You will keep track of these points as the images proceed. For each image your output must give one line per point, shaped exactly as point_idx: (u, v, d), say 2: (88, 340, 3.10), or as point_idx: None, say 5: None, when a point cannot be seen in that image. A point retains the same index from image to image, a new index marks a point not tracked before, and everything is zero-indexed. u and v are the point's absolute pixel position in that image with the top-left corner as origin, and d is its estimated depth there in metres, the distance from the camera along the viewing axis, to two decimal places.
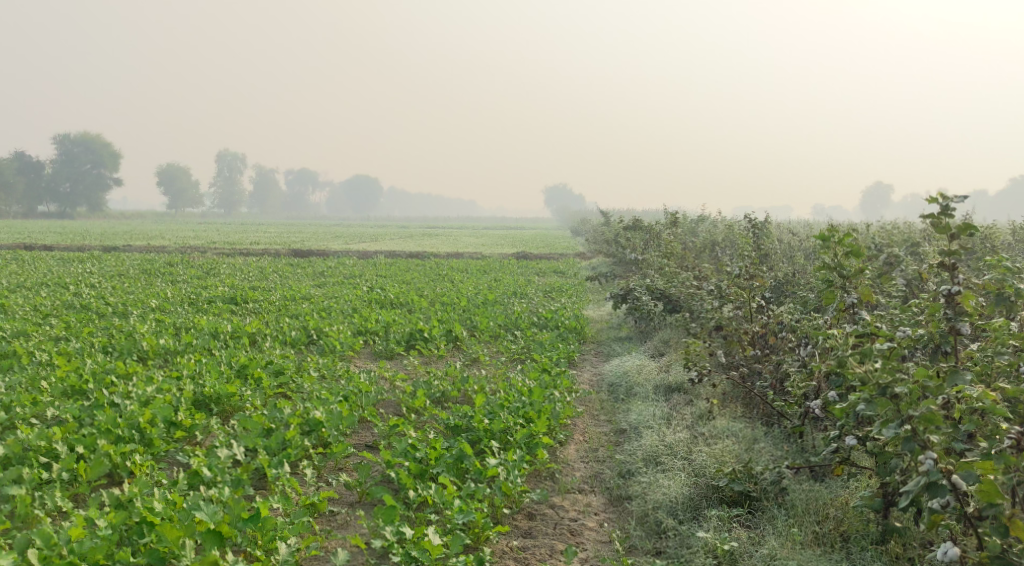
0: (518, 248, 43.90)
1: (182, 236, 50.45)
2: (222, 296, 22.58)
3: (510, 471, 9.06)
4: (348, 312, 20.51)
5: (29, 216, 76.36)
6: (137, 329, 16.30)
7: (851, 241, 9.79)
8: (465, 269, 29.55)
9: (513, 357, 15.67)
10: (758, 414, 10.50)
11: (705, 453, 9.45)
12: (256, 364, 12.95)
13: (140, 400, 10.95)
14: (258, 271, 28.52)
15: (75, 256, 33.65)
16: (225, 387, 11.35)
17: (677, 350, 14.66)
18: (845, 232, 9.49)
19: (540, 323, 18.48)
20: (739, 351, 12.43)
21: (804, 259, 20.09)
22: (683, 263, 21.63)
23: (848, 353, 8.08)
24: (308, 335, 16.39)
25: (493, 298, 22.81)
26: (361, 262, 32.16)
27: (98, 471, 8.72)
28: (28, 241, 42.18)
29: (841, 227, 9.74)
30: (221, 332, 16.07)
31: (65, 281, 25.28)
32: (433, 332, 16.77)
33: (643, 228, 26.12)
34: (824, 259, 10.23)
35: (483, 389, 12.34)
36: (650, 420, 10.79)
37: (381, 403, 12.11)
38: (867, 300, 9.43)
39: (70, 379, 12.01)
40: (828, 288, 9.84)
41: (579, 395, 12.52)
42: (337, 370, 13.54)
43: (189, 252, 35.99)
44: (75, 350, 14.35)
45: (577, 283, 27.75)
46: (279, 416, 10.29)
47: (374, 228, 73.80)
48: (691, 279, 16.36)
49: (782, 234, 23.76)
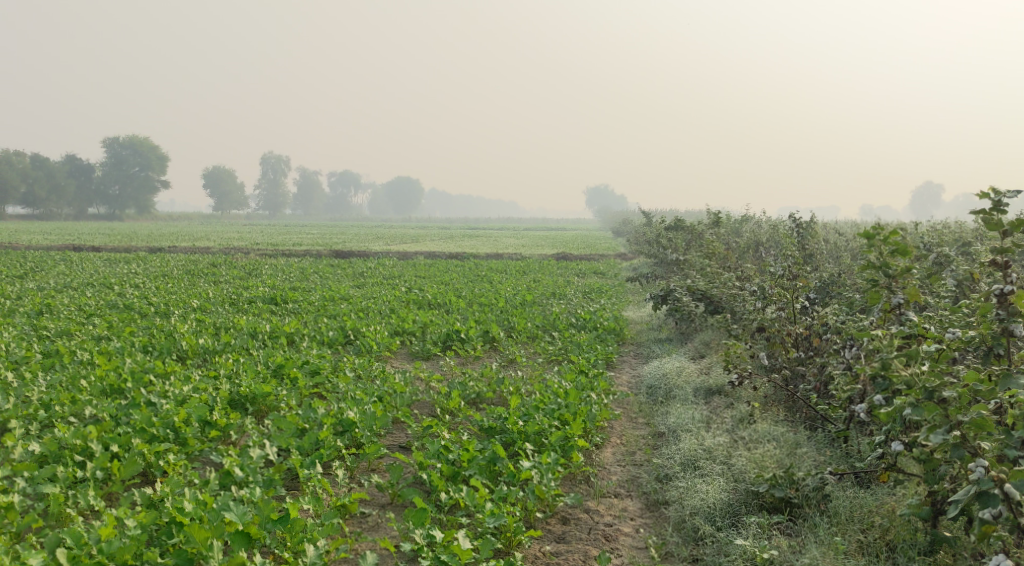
0: (558, 249, 44.03)
1: (224, 237, 51.28)
2: (262, 296, 22.71)
3: (544, 474, 8.88)
4: (386, 312, 20.52)
5: (81, 217, 78.99)
6: (177, 328, 16.40)
7: (897, 239, 9.48)
8: (505, 269, 29.48)
9: (550, 358, 15.53)
10: (800, 417, 10.23)
11: (745, 459, 9.20)
12: (292, 364, 12.96)
13: (176, 399, 10.98)
14: (299, 271, 28.70)
15: (121, 256, 34.16)
16: (260, 387, 11.33)
17: (718, 352, 14.41)
18: (892, 230, 9.20)
19: (578, 324, 18.31)
20: (781, 353, 12.17)
21: (849, 260, 19.69)
22: (724, 264, 21.35)
23: (892, 354, 7.70)
24: (345, 335, 16.38)
25: (532, 299, 22.70)
26: (401, 262, 32.24)
27: (132, 470, 8.70)
28: (77, 241, 43.97)
29: (888, 224, 9.44)
30: (260, 332, 16.12)
31: (110, 281, 25.65)
32: (470, 332, 16.68)
33: (684, 229, 25.83)
34: (870, 259, 9.92)
35: (518, 390, 12.24)
36: (689, 423, 10.56)
37: (417, 403, 12.04)
38: (915, 300, 9.10)
39: (109, 378, 12.08)
40: (873, 288, 9.55)
41: (616, 397, 12.34)
42: (373, 370, 13.51)
43: (232, 253, 36.44)
44: (115, 349, 14.47)
45: (617, 284, 27.57)
46: (313, 416, 10.24)
47: (415, 229, 74.28)
48: (732, 280, 16.12)
49: (828, 233, 23.31)
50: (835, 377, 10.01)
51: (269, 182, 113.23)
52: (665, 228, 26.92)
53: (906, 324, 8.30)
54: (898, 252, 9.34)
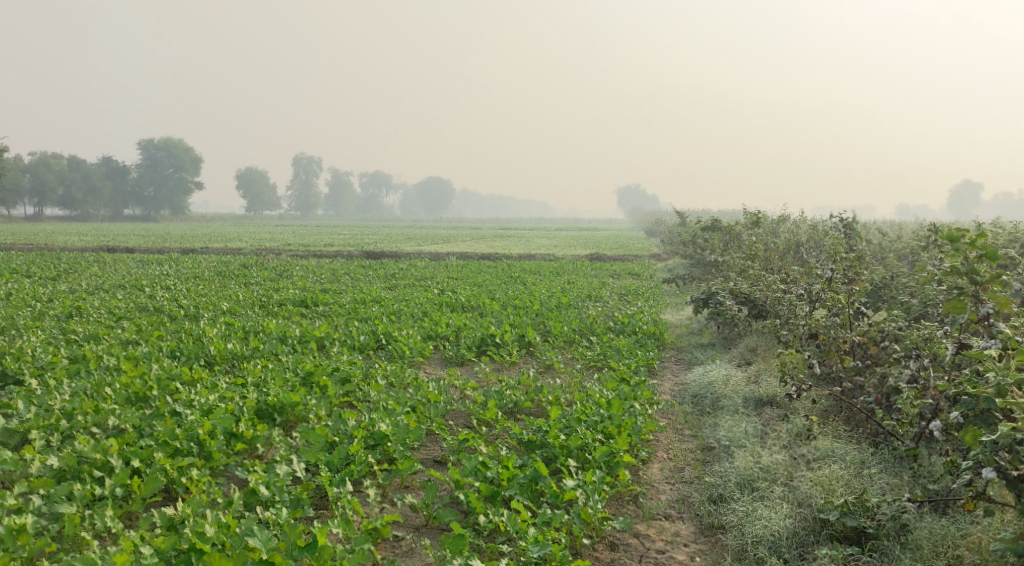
0: (591, 249, 43.48)
1: (258, 237, 51.34)
2: (293, 299, 22.29)
3: (589, 495, 8.34)
4: (418, 316, 20.02)
5: (118, 218, 79.50)
6: (206, 332, 16.00)
7: (985, 244, 8.91)
8: (538, 270, 28.89)
9: (588, 365, 14.95)
10: (862, 433, 9.62)
11: (809, 481, 8.61)
12: (321, 371, 12.47)
13: (202, 408, 10.52)
14: (330, 273, 28.30)
15: (155, 258, 33.99)
16: (288, 395, 10.86)
17: (766, 360, 13.77)
18: (982, 232, 8.65)
19: (616, 327, 17.71)
20: (837, 362, 11.51)
21: (897, 260, 18.92)
22: (767, 265, 20.64)
23: (1007, 378, 7.20)
24: (377, 339, 15.89)
25: (567, 301, 22.10)
26: (433, 263, 31.75)
27: (153, 487, 8.24)
28: (113, 243, 44.15)
29: (976, 227, 8.86)
30: (289, 336, 15.67)
31: (142, 283, 25.37)
32: (505, 337, 16.14)
33: (722, 229, 25.11)
34: (951, 265, 9.34)
35: (558, 400, 11.69)
36: (742, 437, 9.95)
37: (451, 413, 11.51)
38: (1006, 309, 8.51)
39: (134, 385, 11.67)
40: (957, 295, 8.94)
41: (661, 408, 11.74)
42: (405, 377, 13.01)
43: (265, 254, 36.16)
44: (142, 355, 14.06)
45: (653, 285, 26.89)
46: (343, 427, 9.79)
47: (447, 228, 73.96)
48: (778, 282, 15.46)
49: (873, 233, 22.50)
50: (899, 389, 9.41)
51: (300, 182, 113.50)
52: (703, 229, 26.22)
53: (999, 336, 7.84)
54: (984, 258, 8.85)
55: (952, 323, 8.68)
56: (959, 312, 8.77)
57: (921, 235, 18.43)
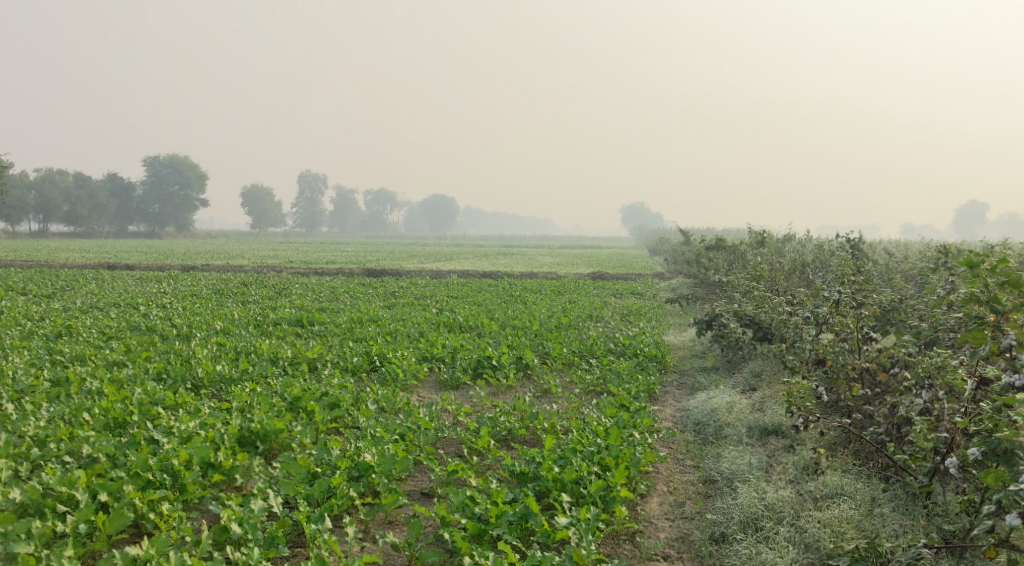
0: (594, 267, 43.09)
1: (258, 253, 51.10)
2: (288, 318, 21.84)
3: (582, 535, 8.00)
4: (415, 336, 19.55)
5: (121, 235, 79.32)
6: (195, 353, 15.54)
7: (1005, 271, 8.53)
8: (540, 289, 28.45)
9: (588, 390, 14.48)
10: (873, 468, 9.21)
11: (817, 522, 8.37)
12: (309, 397, 11.99)
13: (180, 434, 10.06)
14: (330, 291, 27.88)
15: (153, 275, 33.55)
16: (272, 422, 10.40)
17: (771, 387, 13.30)
18: (1002, 260, 8.28)
19: (617, 350, 17.21)
20: (844, 390, 11.08)
21: (905, 281, 18.47)
22: (771, 285, 20.19)
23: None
24: (370, 361, 15.43)
25: (567, 321, 21.63)
26: (433, 281, 31.30)
27: (119, 524, 7.92)
28: (113, 258, 44.03)
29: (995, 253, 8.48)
30: (280, 357, 15.23)
31: (136, 301, 24.95)
32: (502, 359, 15.68)
33: (726, 248, 24.68)
34: (968, 292, 8.95)
35: (554, 427, 11.23)
36: (745, 470, 9.52)
37: (442, 441, 11.03)
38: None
39: (114, 411, 11.22)
40: (976, 326, 8.54)
41: (661, 437, 11.25)
42: (397, 402, 12.55)
43: (264, 271, 35.72)
44: (127, 378, 13.59)
45: (656, 305, 26.41)
46: (327, 457, 9.36)
47: (450, 247, 73.72)
48: (783, 304, 15.02)
49: (880, 253, 22.02)
50: (911, 420, 9.03)
51: (305, 200, 113.31)
52: (706, 247, 25.80)
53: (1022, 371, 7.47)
54: (1006, 286, 8.49)
55: (972, 354, 8.24)
56: (980, 344, 8.32)
57: (929, 256, 18.00)
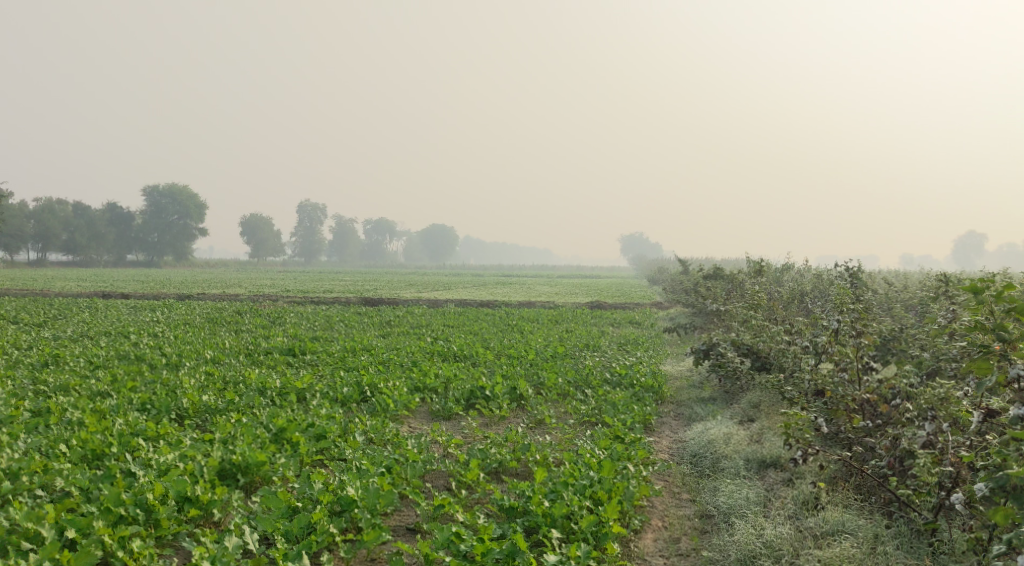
0: (593, 297, 42.83)
1: (257, 283, 51.01)
2: (280, 347, 21.50)
3: None
4: (408, 366, 19.22)
5: (119, 264, 79.13)
6: (182, 383, 15.17)
7: (1011, 298, 8.26)
8: (537, 318, 28.13)
9: (583, 420, 14.13)
10: (876, 503, 8.95)
11: (816, 560, 8.15)
12: (295, 428, 11.63)
13: (157, 466, 9.72)
14: (325, 320, 27.53)
15: (148, 304, 33.22)
16: (254, 454, 10.04)
17: (769, 418, 12.98)
18: (1009, 287, 8.01)
19: (614, 380, 16.85)
20: (845, 421, 10.76)
21: (907, 310, 18.18)
22: (770, 314, 19.89)
23: None
24: (360, 391, 15.07)
25: (564, 351, 21.29)
26: (430, 310, 30.97)
27: (85, 562, 7.92)
28: (110, 288, 43.91)
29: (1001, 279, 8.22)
30: (268, 388, 14.87)
31: (128, 330, 24.61)
32: (495, 389, 15.33)
33: (724, 277, 24.42)
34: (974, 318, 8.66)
35: (546, 459, 10.89)
36: (743, 505, 9.23)
37: (430, 474, 10.65)
38: None
39: (92, 441, 10.86)
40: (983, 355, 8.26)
41: (656, 470, 10.89)
42: (385, 433, 12.20)
43: (259, 300, 35.41)
44: (109, 408, 13.23)
45: (654, 334, 26.09)
46: (309, 491, 9.12)
47: (448, 276, 73.58)
48: (782, 333, 14.71)
49: (880, 283, 21.74)
50: (913, 452, 8.77)
51: (304, 229, 113.20)
52: (704, 276, 25.52)
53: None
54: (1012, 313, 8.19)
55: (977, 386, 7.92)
56: (986, 374, 8.00)
57: (930, 285, 17.74)
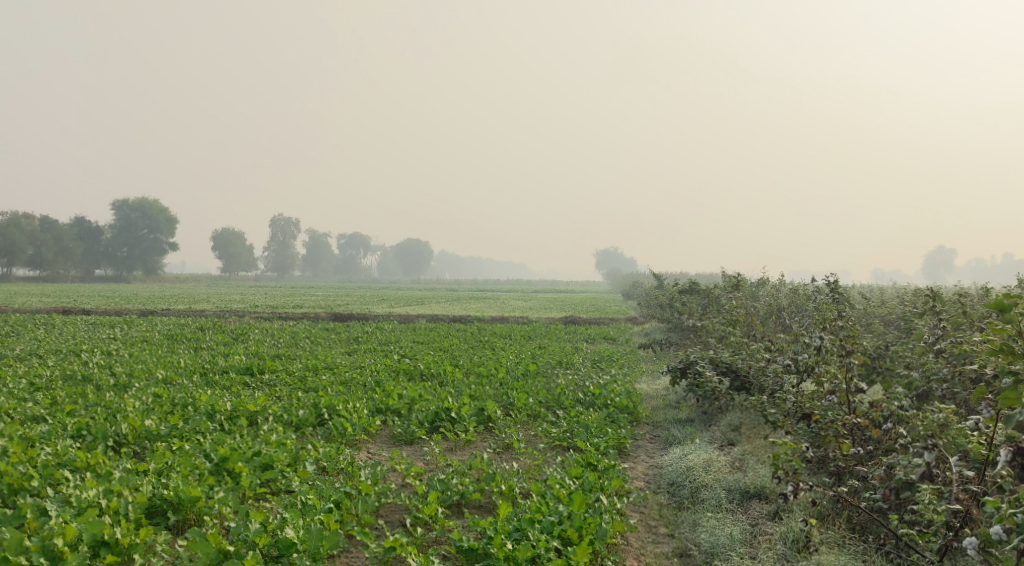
0: (566, 312, 41.88)
1: (223, 297, 49.56)
2: (237, 366, 20.42)
3: None
4: (372, 386, 18.21)
5: (86, 279, 77.44)
6: (125, 406, 14.06)
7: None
8: (510, 335, 27.12)
9: (554, 444, 13.24)
10: (873, 542, 8.57)
11: None
12: (238, 457, 10.62)
13: (76, 504, 8.62)
14: (290, 337, 26.39)
15: (107, 320, 31.88)
16: (187, 489, 9.01)
17: (751, 442, 12.15)
18: None
19: (586, 400, 15.90)
20: (833, 447, 9.95)
21: (888, 325, 17.43)
22: (748, 330, 19.08)
23: None
24: (317, 414, 14.07)
25: (536, 368, 20.37)
26: (399, 326, 29.78)
27: None
28: (71, 303, 42.42)
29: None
30: (217, 411, 13.81)
31: (80, 349, 23.40)
32: (462, 411, 14.39)
33: (699, 291, 23.62)
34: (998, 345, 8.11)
35: (512, 491, 9.98)
36: (726, 547, 8.77)
37: (385, 508, 9.68)
38: None
39: (11, 475, 9.82)
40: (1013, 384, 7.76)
41: (631, 501, 10.01)
42: (340, 461, 11.22)
43: (223, 317, 34.19)
44: (39, 435, 12.13)
45: (629, 351, 25.23)
46: (244, 531, 8.32)
47: (422, 291, 72.23)
48: (762, 350, 13.87)
49: (859, 299, 21.00)
50: (910, 484, 8.37)
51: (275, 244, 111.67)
52: (679, 290, 24.65)
53: None
54: None
55: (1008, 418, 7.39)
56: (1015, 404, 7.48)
57: (913, 299, 16.98)
